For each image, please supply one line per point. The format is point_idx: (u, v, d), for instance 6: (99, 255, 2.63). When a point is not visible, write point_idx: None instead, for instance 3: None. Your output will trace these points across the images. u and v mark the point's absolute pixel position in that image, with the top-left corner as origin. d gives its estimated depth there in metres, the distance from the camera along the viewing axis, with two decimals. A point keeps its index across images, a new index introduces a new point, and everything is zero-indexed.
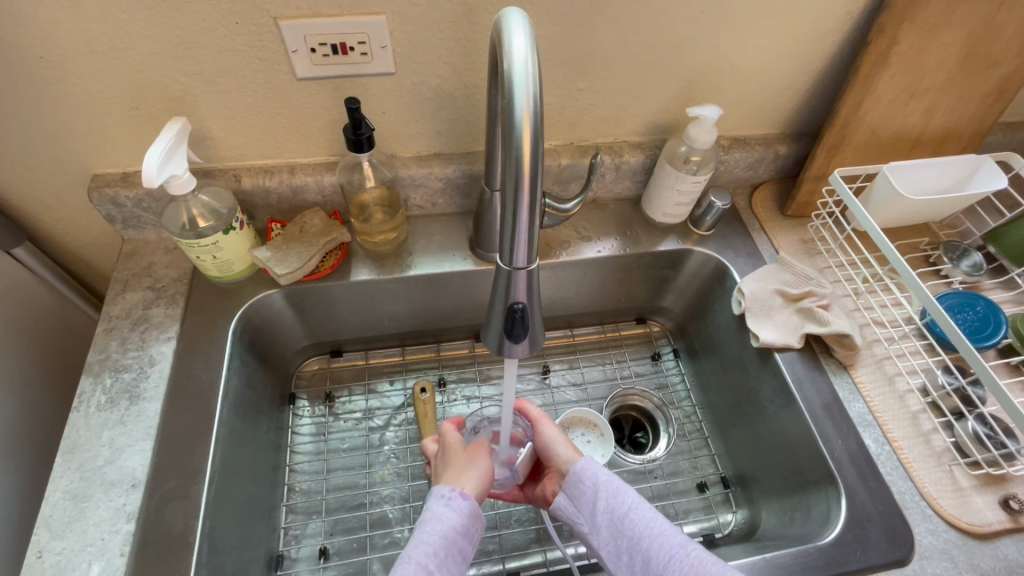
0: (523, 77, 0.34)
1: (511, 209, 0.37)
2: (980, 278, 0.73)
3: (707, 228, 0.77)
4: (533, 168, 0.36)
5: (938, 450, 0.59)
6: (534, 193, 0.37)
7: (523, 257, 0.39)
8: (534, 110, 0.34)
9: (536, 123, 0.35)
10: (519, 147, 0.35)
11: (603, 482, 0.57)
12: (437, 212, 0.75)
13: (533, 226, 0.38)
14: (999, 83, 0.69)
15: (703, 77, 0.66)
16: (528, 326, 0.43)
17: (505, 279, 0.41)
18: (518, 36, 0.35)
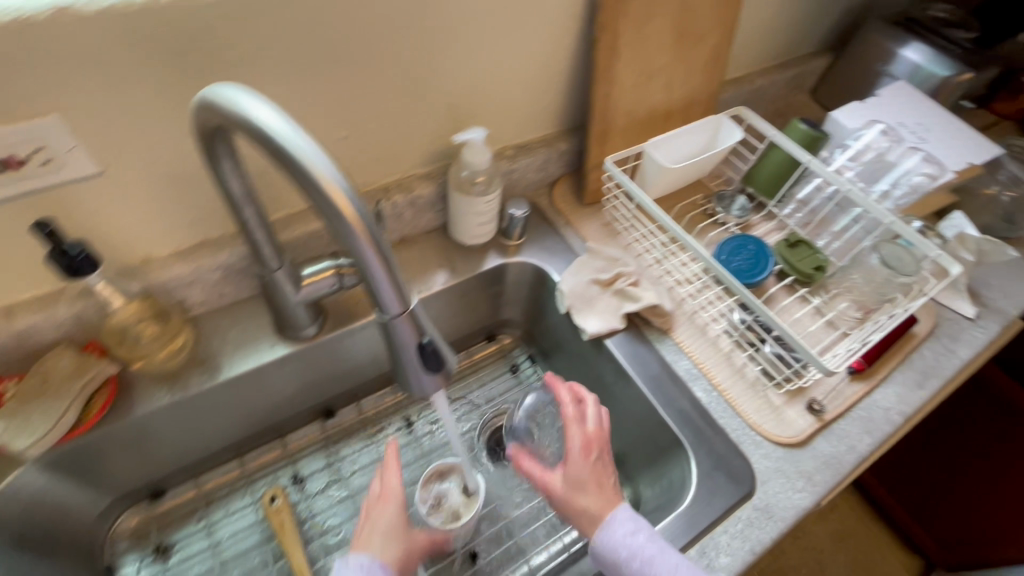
0: (299, 144, 0.31)
1: (365, 269, 0.35)
2: (748, 218, 0.84)
3: (518, 236, 0.78)
4: (362, 219, 0.33)
5: (753, 380, 0.67)
6: (379, 240, 0.34)
7: (395, 303, 0.37)
8: (331, 168, 0.31)
9: (340, 179, 0.32)
10: (340, 211, 0.32)
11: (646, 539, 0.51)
12: (228, 302, 0.66)
13: (391, 263, 0.36)
14: (713, 50, 0.79)
15: (465, 99, 0.66)
16: (440, 357, 0.42)
17: (392, 332, 0.39)
18: (261, 106, 0.32)
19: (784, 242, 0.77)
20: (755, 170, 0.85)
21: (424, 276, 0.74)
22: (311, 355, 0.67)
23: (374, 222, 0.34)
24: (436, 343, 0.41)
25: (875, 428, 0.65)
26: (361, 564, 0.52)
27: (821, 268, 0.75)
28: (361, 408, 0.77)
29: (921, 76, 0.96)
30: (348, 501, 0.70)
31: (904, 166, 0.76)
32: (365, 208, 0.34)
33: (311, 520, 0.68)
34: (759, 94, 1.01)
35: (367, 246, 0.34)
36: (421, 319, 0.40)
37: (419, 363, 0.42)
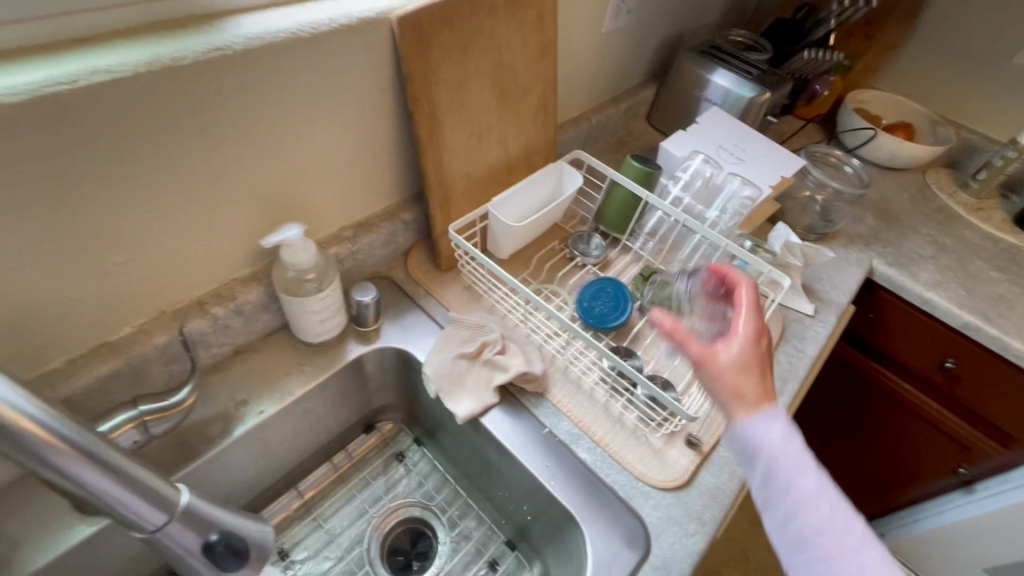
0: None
1: (85, 485, 0.34)
2: (605, 256, 0.86)
3: (374, 320, 0.71)
4: (60, 434, 0.33)
5: (632, 427, 0.66)
6: (98, 454, 0.35)
7: (152, 513, 0.38)
8: (15, 396, 0.31)
9: (33, 408, 0.32)
10: (32, 437, 0.31)
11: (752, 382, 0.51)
12: (3, 482, 0.52)
13: (123, 470, 0.36)
14: (539, 101, 0.80)
15: (277, 191, 0.60)
16: (239, 545, 0.44)
17: (165, 541, 0.39)
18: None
19: (640, 278, 0.81)
20: (603, 208, 0.86)
21: (271, 388, 0.65)
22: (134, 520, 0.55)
23: (88, 438, 0.34)
24: (213, 522, 0.42)
25: None
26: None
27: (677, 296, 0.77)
28: None
29: (731, 99, 1.04)
30: None
31: (729, 188, 0.82)
32: (73, 426, 0.34)
33: None
34: (597, 130, 1.05)
35: (76, 461, 0.33)
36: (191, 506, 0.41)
37: (212, 562, 0.42)
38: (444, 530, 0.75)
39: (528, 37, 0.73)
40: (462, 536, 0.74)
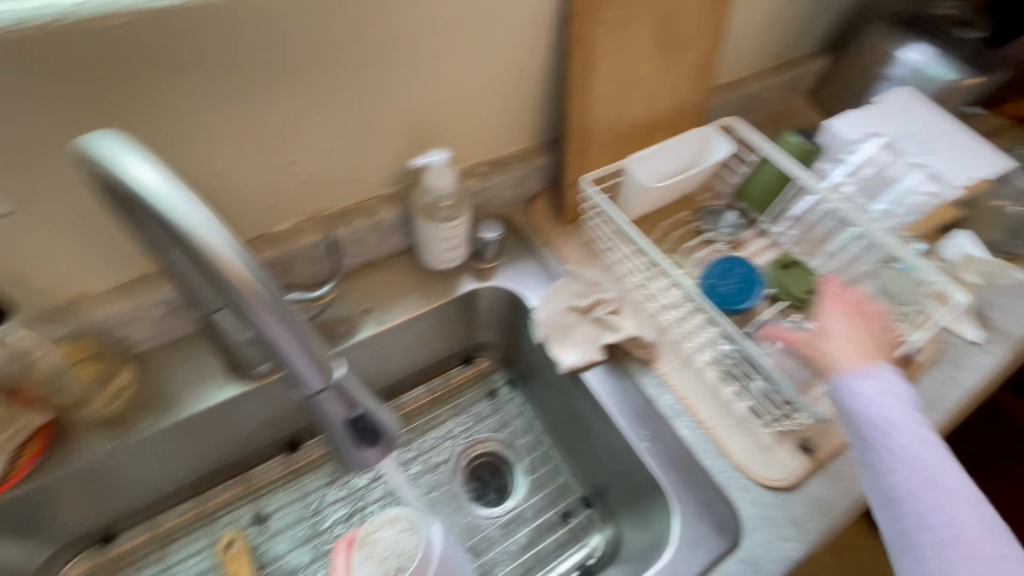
0: (182, 209, 0.32)
1: (266, 329, 0.37)
2: (739, 236, 0.79)
3: (492, 258, 0.73)
4: (251, 275, 0.34)
5: (740, 416, 0.62)
6: (284, 309, 0.37)
7: (314, 378, 0.42)
8: (219, 232, 0.33)
9: (237, 251, 0.34)
10: (230, 272, 0.33)
11: (893, 390, 0.53)
12: (177, 337, 0.61)
13: (295, 324, 0.38)
14: (699, 58, 0.74)
15: (428, 116, 0.62)
16: (374, 425, 0.48)
17: (317, 405, 0.44)
18: (142, 171, 0.32)
19: (777, 263, 0.73)
20: (747, 186, 0.80)
21: (392, 303, 0.70)
22: (268, 392, 0.63)
23: (277, 293, 0.37)
24: (352, 394, 0.45)
25: None
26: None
27: (814, 292, 0.70)
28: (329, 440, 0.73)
29: (922, 78, 0.89)
30: (313, 542, 0.67)
31: (905, 181, 0.72)
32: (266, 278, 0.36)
33: (273, 562, 0.65)
34: (751, 99, 0.96)
35: (261, 304, 0.35)
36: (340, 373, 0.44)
37: (351, 433, 0.47)
38: (523, 471, 0.77)
39: None
40: (539, 481, 0.76)
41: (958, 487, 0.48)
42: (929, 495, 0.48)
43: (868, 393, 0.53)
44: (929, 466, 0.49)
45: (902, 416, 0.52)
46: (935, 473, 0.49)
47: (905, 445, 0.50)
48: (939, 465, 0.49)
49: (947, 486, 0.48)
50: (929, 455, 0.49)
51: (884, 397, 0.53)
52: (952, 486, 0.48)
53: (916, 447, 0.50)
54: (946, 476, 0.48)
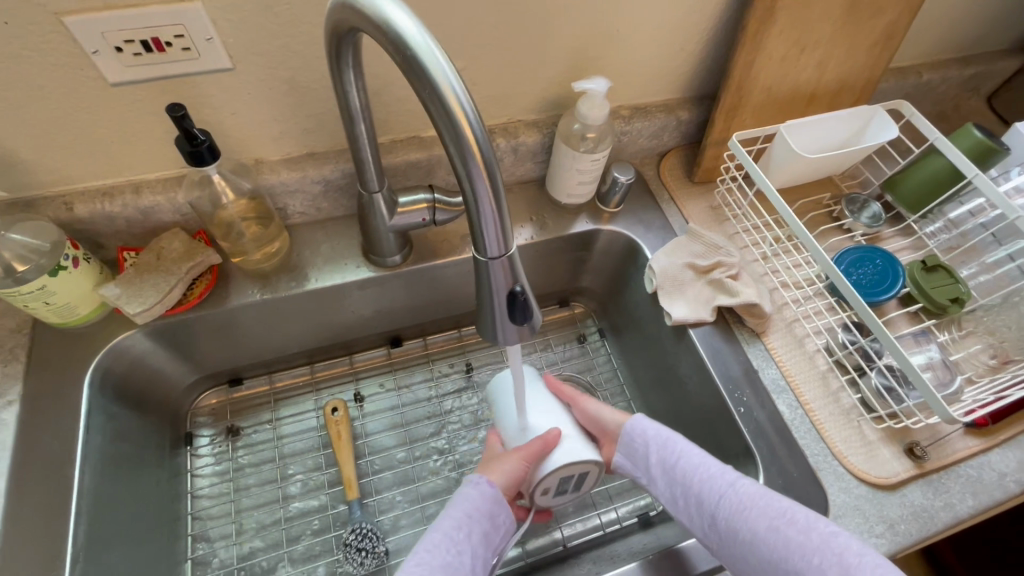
0: (432, 56, 0.29)
1: (474, 202, 0.32)
2: (879, 229, 0.74)
3: (616, 204, 0.73)
4: (482, 147, 0.31)
5: (847, 407, 0.60)
6: (488, 166, 0.32)
7: (494, 241, 0.34)
8: (462, 90, 0.29)
9: (462, 93, 0.30)
10: (465, 142, 0.30)
11: (651, 433, 0.59)
12: (323, 217, 0.67)
13: (502, 202, 0.33)
14: (885, 30, 0.68)
15: (591, 46, 0.62)
16: (530, 310, 0.37)
17: (484, 274, 0.36)
18: (398, 10, 0.30)
19: (920, 263, 0.67)
20: (903, 176, 0.73)
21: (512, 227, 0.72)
22: (390, 283, 0.68)
23: (486, 146, 0.31)
24: (528, 294, 0.37)
25: (982, 491, 0.56)
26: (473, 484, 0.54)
27: (958, 301, 0.64)
28: (427, 343, 0.79)
29: None
30: (400, 430, 0.72)
31: None
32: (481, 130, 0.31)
33: (366, 438, 0.71)
34: (923, 90, 0.87)
35: (482, 182, 0.32)
36: (519, 268, 0.36)
37: (505, 313, 0.37)
38: None
39: None
40: None
41: (733, 498, 0.50)
42: (711, 512, 0.51)
43: (629, 430, 0.61)
44: (711, 479, 0.53)
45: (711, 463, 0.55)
46: (703, 493, 0.53)
47: (673, 471, 0.56)
48: (706, 482, 0.53)
49: (753, 492, 0.50)
50: (709, 471, 0.54)
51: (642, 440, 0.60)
52: (727, 496, 0.51)
53: (680, 473, 0.55)
54: (732, 482, 0.52)
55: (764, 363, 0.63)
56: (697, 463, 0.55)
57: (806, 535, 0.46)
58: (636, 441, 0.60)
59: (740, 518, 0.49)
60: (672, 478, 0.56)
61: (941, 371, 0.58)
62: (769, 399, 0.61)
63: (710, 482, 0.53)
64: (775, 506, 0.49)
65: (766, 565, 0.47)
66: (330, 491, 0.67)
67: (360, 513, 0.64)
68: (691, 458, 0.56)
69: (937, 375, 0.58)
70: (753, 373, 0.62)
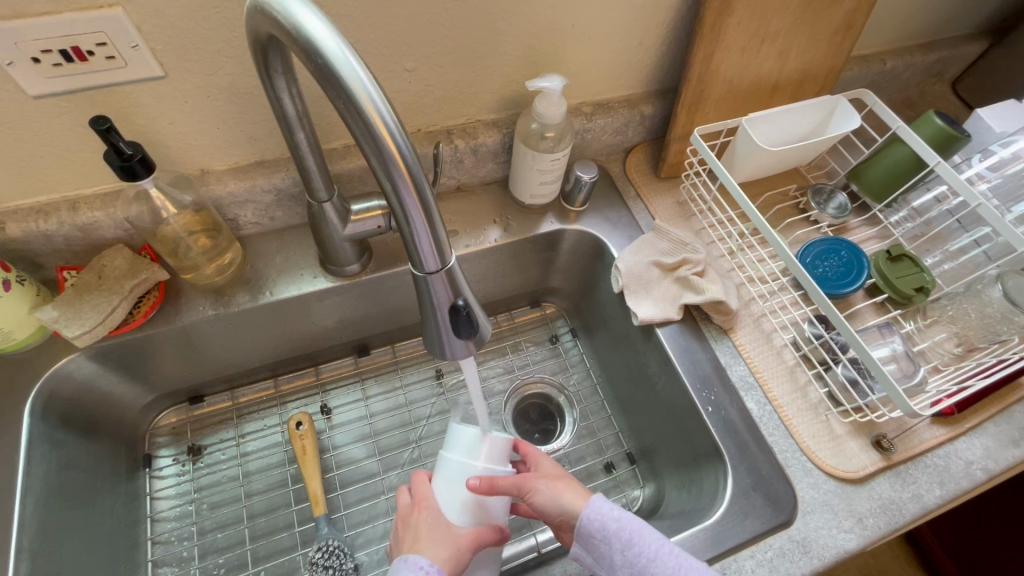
0: (348, 64, 0.28)
1: (404, 215, 0.31)
2: (846, 219, 0.74)
3: (581, 203, 0.72)
4: (407, 159, 0.30)
5: (815, 402, 0.60)
6: (416, 176, 0.30)
7: (431, 254, 0.33)
8: (381, 100, 0.28)
9: (382, 103, 0.28)
10: (388, 152, 0.29)
11: (613, 526, 0.49)
12: (278, 226, 0.65)
13: (433, 213, 0.32)
14: (845, 18, 0.67)
15: (548, 42, 0.60)
16: (476, 325, 0.36)
17: (425, 288, 0.34)
18: (311, 17, 0.28)
19: (885, 253, 0.67)
20: (867, 165, 0.73)
21: (475, 230, 0.71)
22: (351, 293, 0.66)
23: (412, 155, 0.30)
24: (472, 308, 0.35)
25: (949, 480, 0.56)
26: (418, 567, 0.45)
27: (923, 290, 0.64)
28: (395, 351, 0.77)
29: None
30: (369, 441, 0.70)
31: None
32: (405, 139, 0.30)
33: (333, 451, 0.69)
34: (888, 77, 0.87)
35: (411, 195, 0.31)
36: (461, 281, 0.35)
37: (450, 328, 0.36)
38: (573, 418, 0.76)
39: None
40: (587, 430, 0.75)
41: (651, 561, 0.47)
42: None
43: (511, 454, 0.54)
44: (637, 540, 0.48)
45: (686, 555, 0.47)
46: None
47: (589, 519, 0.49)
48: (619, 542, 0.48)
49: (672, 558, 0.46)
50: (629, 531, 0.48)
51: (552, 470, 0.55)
52: None
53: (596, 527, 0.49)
54: (655, 544, 0.47)
55: (734, 359, 0.63)
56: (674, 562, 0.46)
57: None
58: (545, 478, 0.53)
59: None
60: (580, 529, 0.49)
61: (905, 363, 0.58)
62: (738, 396, 0.60)
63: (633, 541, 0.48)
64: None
65: None
66: (297, 508, 0.65)
67: (327, 529, 0.62)
68: (667, 562, 0.46)
69: (901, 367, 0.57)
70: (722, 370, 0.62)
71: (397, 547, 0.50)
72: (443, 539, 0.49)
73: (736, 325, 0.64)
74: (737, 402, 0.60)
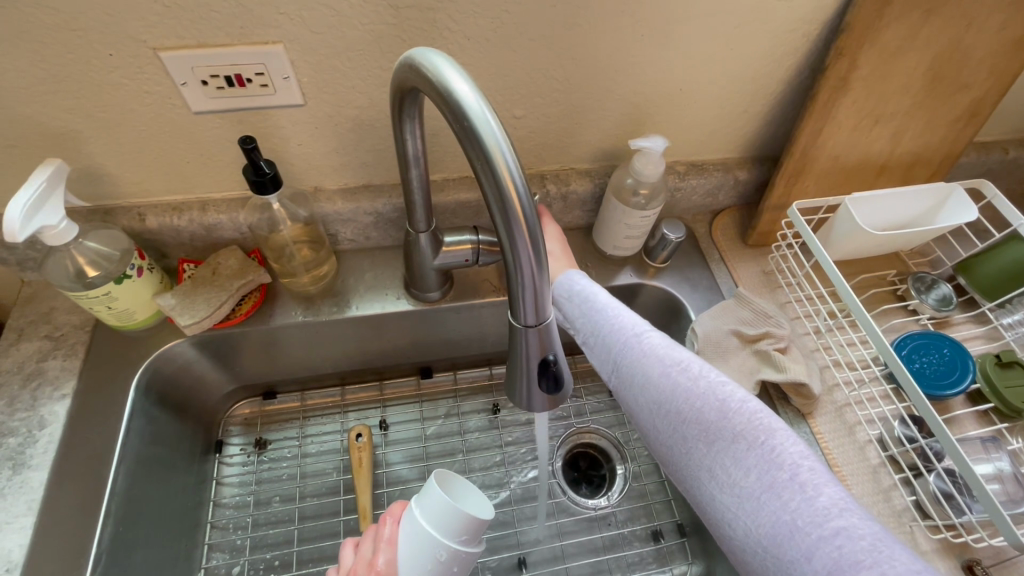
0: (489, 125, 0.30)
1: (515, 268, 0.32)
2: (949, 313, 0.69)
3: (662, 260, 0.71)
4: (529, 218, 0.31)
5: (899, 509, 0.55)
6: (534, 235, 0.32)
7: (533, 309, 0.34)
8: (515, 163, 0.30)
9: (515, 166, 0.30)
10: (513, 211, 0.31)
11: (579, 298, 0.51)
12: (371, 245, 0.69)
13: (543, 270, 0.33)
14: (969, 107, 0.64)
15: (653, 104, 0.61)
16: (561, 379, 0.37)
17: (519, 340, 0.36)
18: (463, 81, 0.31)
19: (994, 357, 0.61)
20: (980, 260, 0.68)
21: None
22: (428, 317, 0.68)
23: (532, 215, 0.32)
24: (561, 363, 0.36)
25: None
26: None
27: None
28: (456, 378, 0.78)
29: None
30: (421, 463, 0.71)
31: None
32: (529, 199, 0.32)
33: (385, 467, 0.71)
34: (1009, 168, 0.82)
35: (525, 251, 0.32)
36: (554, 336, 0.36)
37: (537, 380, 0.37)
38: (625, 475, 0.74)
39: (1014, 21, 0.57)
40: (637, 492, 0.72)
41: (704, 399, 0.41)
42: (640, 361, 0.45)
43: (580, 288, 0.52)
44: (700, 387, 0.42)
45: (647, 332, 0.46)
46: (638, 366, 0.45)
47: (663, 431, 0.43)
48: (670, 377, 0.43)
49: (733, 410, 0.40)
50: (684, 387, 0.42)
51: (606, 295, 0.51)
52: (677, 390, 0.42)
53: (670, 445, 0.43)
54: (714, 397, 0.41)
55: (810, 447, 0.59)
56: (628, 334, 0.46)
57: (775, 493, 0.36)
58: (598, 304, 0.50)
59: (692, 399, 0.41)
60: (629, 371, 0.45)
61: (1012, 486, 0.52)
62: None
63: (682, 369, 0.43)
64: (753, 452, 0.38)
65: (784, 525, 0.35)
66: (345, 519, 0.66)
67: None
68: (621, 321, 0.47)
69: (1007, 490, 0.52)
70: None
71: None
72: None
73: (816, 410, 0.61)
74: None
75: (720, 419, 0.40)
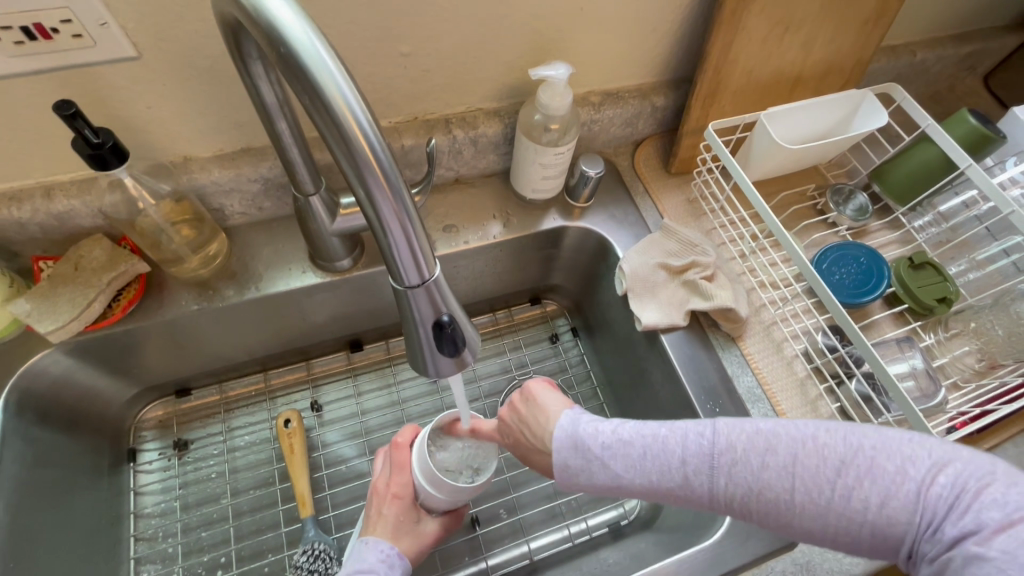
0: (316, 54, 0.25)
1: (380, 224, 0.28)
2: (866, 222, 0.70)
3: (586, 199, 0.68)
4: (384, 163, 0.27)
5: (825, 417, 0.57)
6: (395, 182, 0.28)
7: (412, 267, 0.30)
8: (355, 98, 0.26)
9: (356, 100, 0.26)
10: (362, 156, 0.26)
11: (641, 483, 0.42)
12: (268, 217, 0.62)
13: (414, 221, 0.29)
14: (876, 7, 0.62)
15: (555, 28, 0.56)
16: (462, 341, 0.33)
17: (406, 302, 0.32)
18: (279, 1, 0.25)
19: (906, 260, 0.63)
20: (891, 164, 0.69)
21: (475, 225, 0.67)
22: (342, 288, 0.63)
23: (390, 159, 0.27)
24: (458, 323, 0.33)
25: None
26: (380, 550, 0.50)
27: (945, 301, 0.60)
28: (389, 347, 0.74)
29: None
30: (361, 439, 0.68)
31: None
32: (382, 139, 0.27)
33: (322, 449, 0.67)
34: (918, 71, 0.82)
35: (389, 202, 0.28)
36: (445, 294, 0.32)
37: (433, 344, 0.33)
38: None
39: None
40: None
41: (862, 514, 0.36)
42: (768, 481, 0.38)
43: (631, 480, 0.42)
44: (792, 464, 0.38)
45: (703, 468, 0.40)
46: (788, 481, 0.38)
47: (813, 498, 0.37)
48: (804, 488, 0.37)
49: (851, 468, 0.36)
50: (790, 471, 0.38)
51: (598, 463, 0.43)
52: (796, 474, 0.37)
53: (840, 534, 0.36)
54: (813, 458, 0.37)
55: (742, 370, 0.60)
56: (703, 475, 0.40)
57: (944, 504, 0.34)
58: (606, 485, 0.43)
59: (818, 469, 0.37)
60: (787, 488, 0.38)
61: (925, 381, 0.54)
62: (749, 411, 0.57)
63: (811, 488, 0.37)
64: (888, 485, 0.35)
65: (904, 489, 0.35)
66: (284, 508, 0.63)
67: (313, 531, 0.60)
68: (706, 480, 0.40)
69: (920, 385, 0.54)
70: (729, 382, 0.59)
71: (373, 519, 0.53)
72: (409, 523, 0.53)
73: (746, 331, 0.61)
74: (743, 415, 0.57)
75: (873, 504, 0.35)
